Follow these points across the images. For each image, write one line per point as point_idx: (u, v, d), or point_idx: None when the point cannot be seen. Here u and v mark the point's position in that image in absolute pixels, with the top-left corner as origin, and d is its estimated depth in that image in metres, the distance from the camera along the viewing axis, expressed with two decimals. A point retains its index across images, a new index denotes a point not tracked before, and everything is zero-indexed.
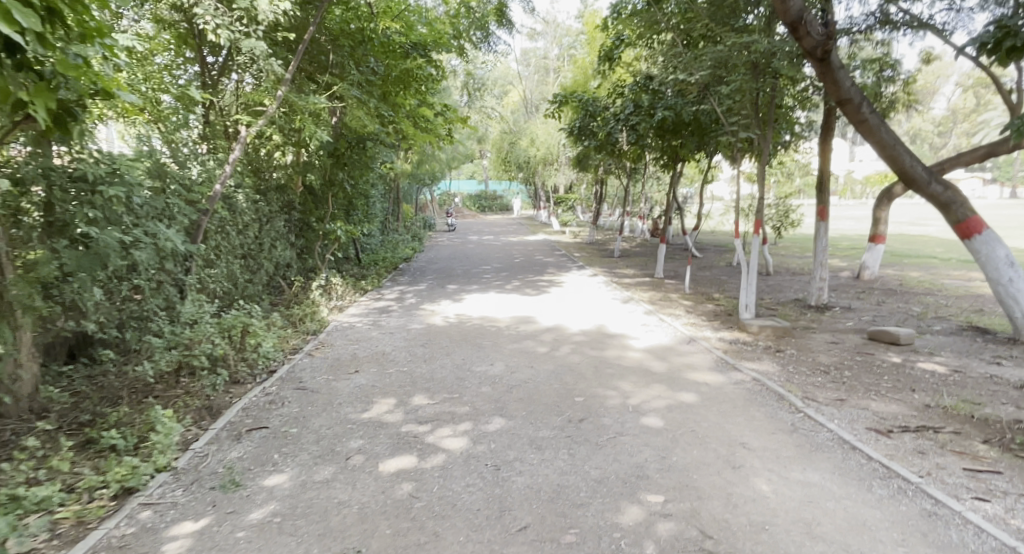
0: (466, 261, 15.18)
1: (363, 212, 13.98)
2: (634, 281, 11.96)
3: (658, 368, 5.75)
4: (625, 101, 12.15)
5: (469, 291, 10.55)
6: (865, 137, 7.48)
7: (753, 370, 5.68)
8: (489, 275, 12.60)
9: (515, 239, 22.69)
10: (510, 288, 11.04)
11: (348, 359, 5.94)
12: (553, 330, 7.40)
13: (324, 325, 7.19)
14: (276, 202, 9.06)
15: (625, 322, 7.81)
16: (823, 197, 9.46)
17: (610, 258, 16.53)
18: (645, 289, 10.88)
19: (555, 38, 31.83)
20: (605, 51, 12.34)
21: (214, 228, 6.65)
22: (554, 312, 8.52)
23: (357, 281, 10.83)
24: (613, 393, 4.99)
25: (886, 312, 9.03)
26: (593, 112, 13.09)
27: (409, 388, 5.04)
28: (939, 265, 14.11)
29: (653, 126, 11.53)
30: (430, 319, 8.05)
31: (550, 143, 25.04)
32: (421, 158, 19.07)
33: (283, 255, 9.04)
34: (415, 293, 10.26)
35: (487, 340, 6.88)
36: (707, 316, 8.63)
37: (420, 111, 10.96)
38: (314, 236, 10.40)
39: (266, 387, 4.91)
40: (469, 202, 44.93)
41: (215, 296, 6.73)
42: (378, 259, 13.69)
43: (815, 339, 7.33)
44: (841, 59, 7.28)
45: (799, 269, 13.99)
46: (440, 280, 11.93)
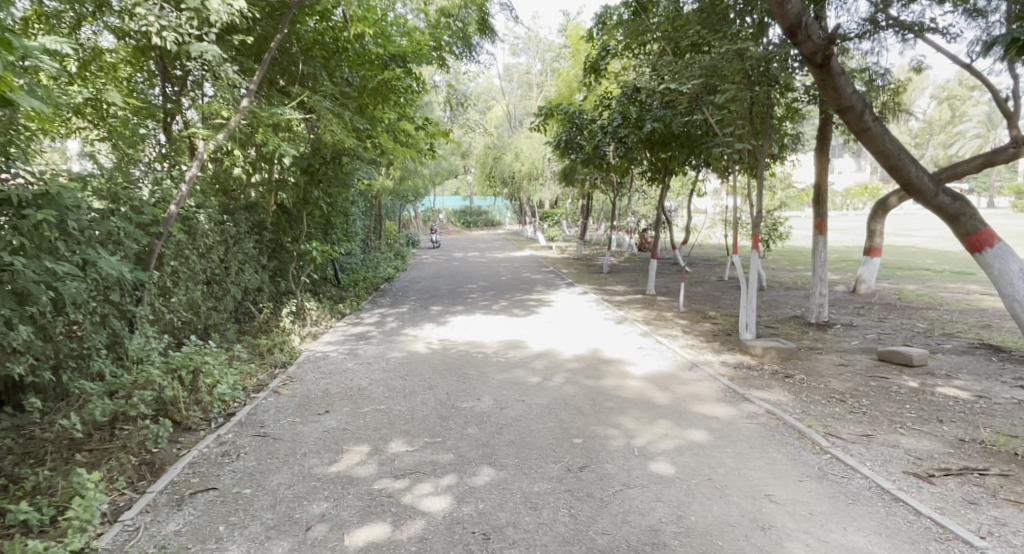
0: (450, 280, 14.63)
1: (341, 230, 13.41)
2: (626, 298, 11.50)
3: (661, 400, 5.23)
4: (612, 113, 11.77)
5: (454, 313, 10.01)
6: (868, 146, 7.11)
7: (764, 400, 5.19)
8: (474, 295, 12.07)
9: (501, 255, 22.19)
10: (497, 309, 10.50)
11: (318, 396, 5.36)
12: (544, 357, 6.86)
13: (294, 356, 6.60)
14: (244, 222, 8.52)
15: (620, 345, 7.31)
16: (819, 210, 9.09)
17: (599, 274, 16.10)
18: (638, 308, 10.40)
19: (538, 52, 31.72)
20: (590, 62, 11.97)
21: (170, 253, 6.06)
22: (544, 336, 8.00)
23: (335, 304, 10.24)
24: (615, 432, 4.46)
25: (891, 329, 8.64)
26: (580, 125, 12.69)
27: (386, 431, 4.47)
28: (934, 278, 13.85)
29: (642, 138, 11.14)
30: (411, 346, 7.48)
31: (534, 158, 24.68)
32: (403, 174, 18.56)
33: (252, 279, 8.47)
34: (396, 316, 9.69)
35: (472, 369, 6.32)
36: (706, 337, 8.15)
37: (399, 126, 10.47)
38: (288, 258, 9.87)
39: (220, 434, 4.33)
40: (453, 218, 44.46)
41: (172, 326, 6.15)
42: (358, 279, 13.11)
43: (823, 360, 6.89)
44: (841, 65, 6.93)
45: (793, 283, 13.65)
46: (423, 300, 11.37)
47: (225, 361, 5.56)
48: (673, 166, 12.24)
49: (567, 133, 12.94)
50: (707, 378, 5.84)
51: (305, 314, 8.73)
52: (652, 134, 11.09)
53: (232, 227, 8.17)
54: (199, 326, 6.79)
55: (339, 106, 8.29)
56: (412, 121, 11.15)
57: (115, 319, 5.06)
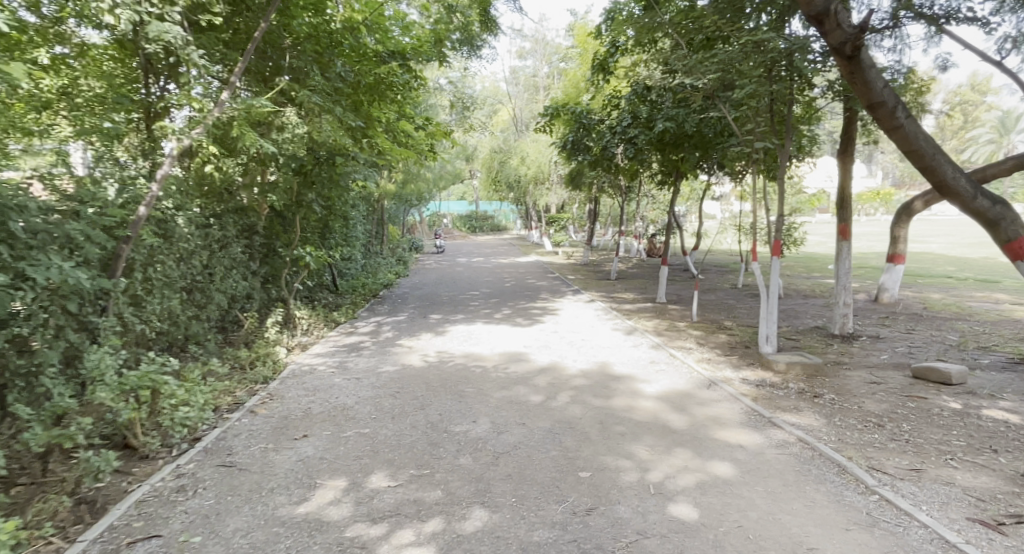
0: (452, 287, 14.13)
1: (340, 234, 12.98)
2: (635, 307, 10.96)
3: (678, 423, 4.69)
4: (622, 112, 11.27)
5: (454, 322, 9.50)
6: (899, 145, 6.54)
7: (793, 425, 4.65)
8: (476, 302, 11.56)
9: (506, 261, 21.67)
10: (500, 317, 9.97)
11: (298, 416, 4.88)
12: (548, 371, 6.34)
13: (279, 370, 6.14)
14: (232, 226, 8.12)
15: (631, 359, 6.78)
16: (844, 214, 8.52)
17: (607, 281, 15.54)
18: (648, 317, 9.86)
19: (545, 55, 31.42)
20: (598, 60, 11.50)
21: (142, 260, 5.59)
22: (549, 348, 7.48)
23: (329, 312, 9.78)
24: (627, 463, 3.94)
25: (921, 342, 8.04)
26: (587, 125, 12.16)
27: (368, 460, 3.96)
28: (958, 286, 13.22)
29: (653, 139, 10.61)
30: (406, 359, 6.97)
31: (540, 162, 24.21)
32: (406, 177, 18.13)
33: (240, 285, 8.06)
34: (393, 325, 9.19)
35: (470, 386, 5.81)
36: (722, 350, 7.60)
37: (398, 126, 9.99)
38: (281, 263, 9.44)
39: (180, 464, 3.86)
40: (459, 223, 44.04)
41: (145, 337, 5.74)
42: (356, 286, 12.66)
43: (852, 377, 6.31)
44: (871, 57, 6.40)
45: (810, 291, 13.04)
46: (422, 308, 10.88)
47: (198, 378, 5.09)
48: (685, 168, 11.71)
49: (574, 134, 12.45)
50: (727, 398, 5.30)
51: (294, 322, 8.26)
52: (663, 134, 10.58)
53: (218, 231, 7.77)
54: (177, 337, 6.35)
55: (330, 102, 7.79)
56: (411, 120, 10.65)
57: (73, 331, 4.59)
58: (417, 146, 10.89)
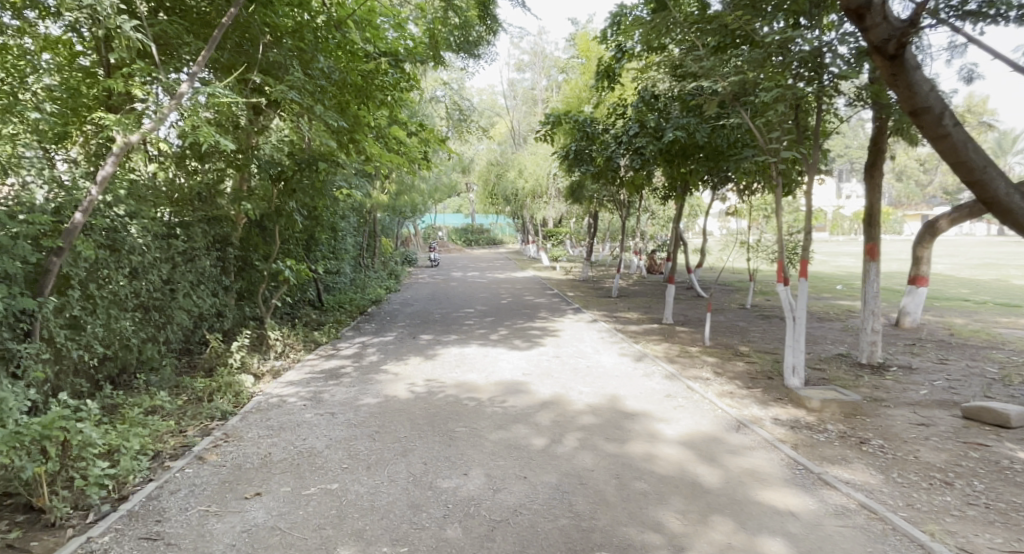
0: (445, 304, 13.35)
1: (326, 246, 12.21)
2: (640, 329, 10.19)
3: (709, 479, 3.92)
4: (630, 122, 10.61)
5: (446, 344, 8.72)
6: (944, 157, 5.81)
7: (848, 483, 3.88)
8: (470, 321, 10.77)
9: (502, 276, 20.91)
10: (496, 339, 9.18)
11: (254, 465, 4.08)
12: (552, 406, 5.57)
13: (240, 404, 5.35)
14: (202, 237, 7.38)
15: (644, 392, 6.02)
16: (872, 232, 7.83)
17: (609, 299, 14.81)
18: (656, 341, 9.10)
19: (544, 68, 31.14)
20: (603, 67, 10.87)
21: (81, 276, 4.84)
22: (550, 376, 6.73)
23: (309, 331, 9.02)
24: (654, 538, 3.17)
25: (959, 374, 7.30)
26: (591, 134, 11.47)
27: (330, 532, 3.18)
28: (979, 310, 12.53)
29: (662, 149, 9.92)
30: (391, 388, 6.18)
31: (538, 175, 23.61)
32: (399, 188, 17.43)
33: (208, 302, 7.29)
34: (379, 347, 8.39)
35: (461, 424, 5.03)
36: (743, 381, 6.84)
37: (387, 131, 9.30)
38: (258, 277, 8.71)
39: (92, 537, 3.07)
40: (455, 236, 43.34)
41: (84, 364, 4.98)
42: (343, 302, 11.92)
43: (896, 418, 5.56)
44: (918, 59, 5.75)
45: (823, 313, 12.33)
46: (412, 328, 10.08)
47: (138, 419, 4.31)
48: (694, 181, 11.04)
49: (577, 143, 11.75)
50: (762, 444, 4.55)
51: (265, 343, 7.57)
52: (673, 144, 9.90)
53: (183, 242, 7.04)
54: (128, 361, 5.60)
55: (309, 100, 7.09)
56: (402, 125, 9.95)
57: None
58: (409, 153, 10.17)
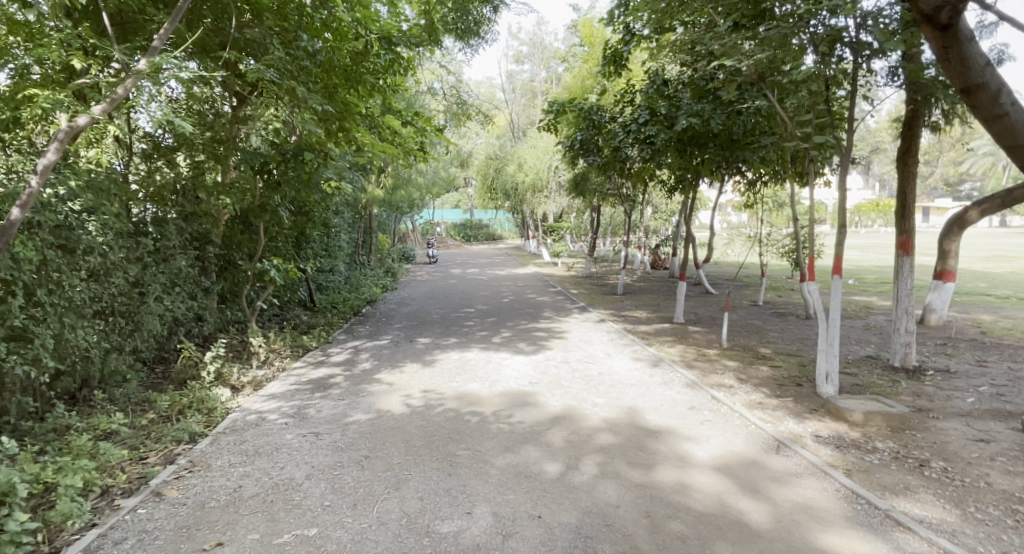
0: (443, 303, 12.73)
1: (316, 243, 11.58)
2: (651, 330, 9.58)
3: (758, 518, 3.33)
4: (639, 108, 9.99)
5: (445, 348, 8.11)
6: (999, 139, 5.23)
7: (922, 522, 3.30)
8: (470, 322, 10.16)
9: (502, 273, 20.27)
10: (498, 342, 8.57)
11: (220, 503, 3.47)
12: (565, 423, 4.96)
13: (212, 423, 4.74)
14: (176, 235, 6.73)
15: (665, 404, 5.41)
16: (904, 225, 7.24)
17: (614, 297, 14.21)
18: (670, 344, 8.49)
19: (543, 60, 30.53)
20: (610, 51, 10.24)
21: (26, 280, 4.21)
22: (559, 386, 6.13)
23: (297, 335, 8.43)
24: None
25: (1003, 378, 6.72)
26: (597, 122, 10.82)
27: None
28: (1003, 305, 11.97)
29: (674, 137, 9.31)
30: (384, 401, 5.57)
31: (538, 168, 22.97)
32: (395, 183, 16.78)
33: (184, 305, 6.68)
34: (373, 352, 7.79)
35: (463, 446, 4.42)
36: (771, 389, 6.25)
37: (381, 120, 8.70)
38: (242, 277, 8.15)
39: None
40: (453, 232, 42.61)
41: (31, 380, 4.36)
42: (336, 302, 11.33)
43: (949, 432, 4.98)
44: (970, 27, 5.07)
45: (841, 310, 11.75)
46: (409, 330, 9.48)
47: (87, 447, 3.70)
48: (707, 172, 10.42)
49: (582, 133, 11.09)
50: (811, 470, 3.95)
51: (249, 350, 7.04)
52: (685, 132, 9.28)
53: (155, 240, 6.46)
54: (89, 374, 5.02)
55: (292, 80, 6.59)
56: (396, 114, 9.33)
57: None
58: (404, 144, 9.54)
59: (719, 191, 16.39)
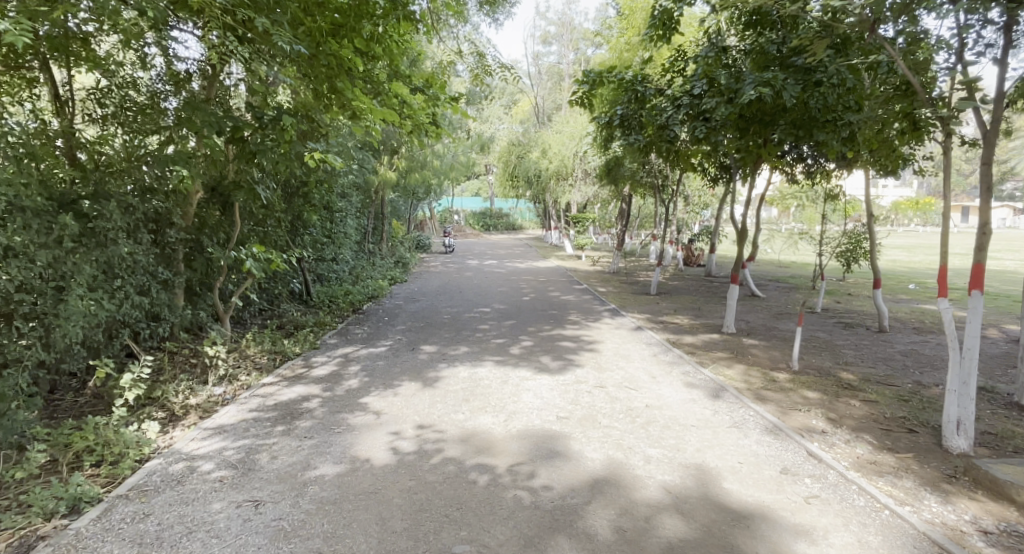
0: (456, 300, 11.35)
1: (314, 228, 10.24)
2: (700, 343, 8.05)
3: None
4: (691, 78, 8.46)
5: (453, 361, 6.69)
6: None
7: None
8: (485, 326, 8.73)
9: (523, 266, 18.83)
10: (518, 354, 7.12)
11: None
12: (610, 493, 3.50)
13: (114, 480, 3.43)
14: (118, 214, 5.37)
15: (746, 465, 3.93)
16: None
17: (648, 297, 12.68)
18: (727, 363, 6.96)
19: (572, 41, 28.84)
20: (660, 10, 8.65)
21: None
22: (597, 425, 4.69)
23: (278, 338, 7.11)
24: None
25: None
26: (642, 94, 9.04)
27: None
28: None
29: (735, 111, 7.73)
30: (365, 444, 4.18)
31: (564, 155, 21.46)
32: (410, 166, 15.39)
33: (123, 304, 5.35)
34: (365, 364, 6.40)
35: (464, 535, 3.01)
36: (877, 436, 4.72)
37: (386, 87, 7.26)
38: (215, 267, 6.88)
39: None
40: (472, 220, 41.28)
41: None
42: (334, 296, 9.98)
43: None
44: None
45: (919, 322, 10.05)
46: (413, 333, 8.09)
47: None
48: (768, 157, 8.81)
49: (623, 105, 9.23)
50: None
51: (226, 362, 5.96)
52: (749, 106, 7.73)
53: (88, 220, 5.12)
54: None
55: (250, 12, 5.22)
56: (403, 79, 7.88)
57: None
58: (413, 117, 8.06)
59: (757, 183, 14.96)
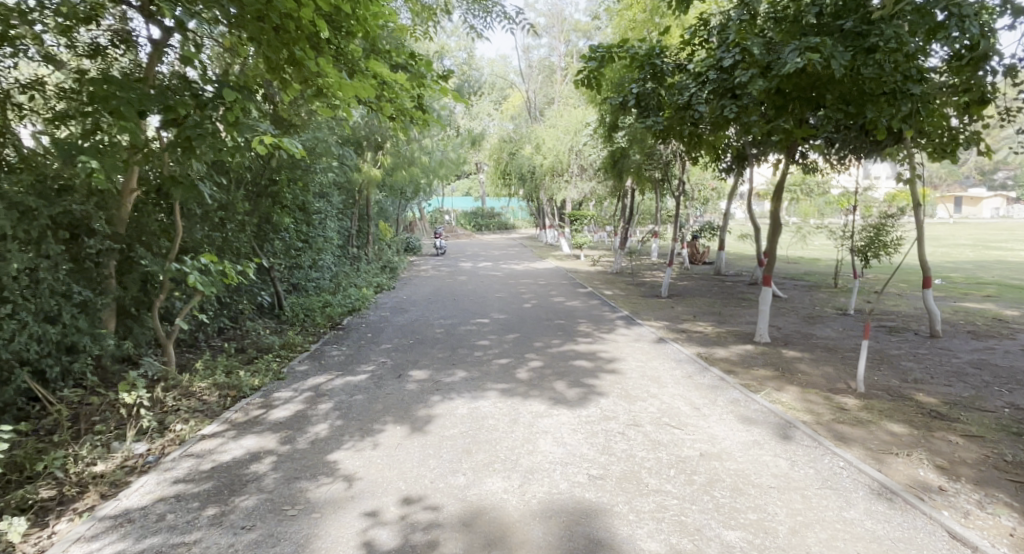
0: (449, 309, 10.12)
1: (287, 232, 9.02)
2: (736, 358, 6.86)
3: None
4: (718, 50, 7.32)
5: (447, 392, 5.47)
6: None
7: None
8: (483, 342, 7.51)
9: (519, 268, 17.63)
10: (526, 379, 5.90)
11: None
12: None
13: None
14: (8, 220, 4.11)
15: None
16: None
17: (661, 301, 11.52)
18: (777, 385, 5.78)
19: (563, 32, 27.53)
20: None
21: None
22: (642, 489, 3.49)
23: (236, 366, 5.86)
24: None
25: None
26: (661, 72, 7.95)
27: None
28: None
29: (773, 86, 6.58)
30: (330, 537, 2.98)
31: (559, 149, 20.32)
32: (396, 163, 14.10)
33: (15, 336, 4.12)
34: (339, 400, 5.17)
35: None
36: (1016, 494, 3.57)
37: (363, 65, 6.09)
38: (155, 283, 5.63)
39: None
40: (464, 220, 40.10)
41: None
42: (309, 309, 8.72)
43: None
44: None
45: (971, 325, 8.93)
46: (399, 354, 6.86)
47: None
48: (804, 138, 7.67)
49: (638, 87, 8.16)
50: None
51: (159, 404, 4.72)
52: (789, 79, 6.59)
53: None
54: None
55: None
56: (381, 56, 6.61)
57: None
58: (395, 102, 6.85)
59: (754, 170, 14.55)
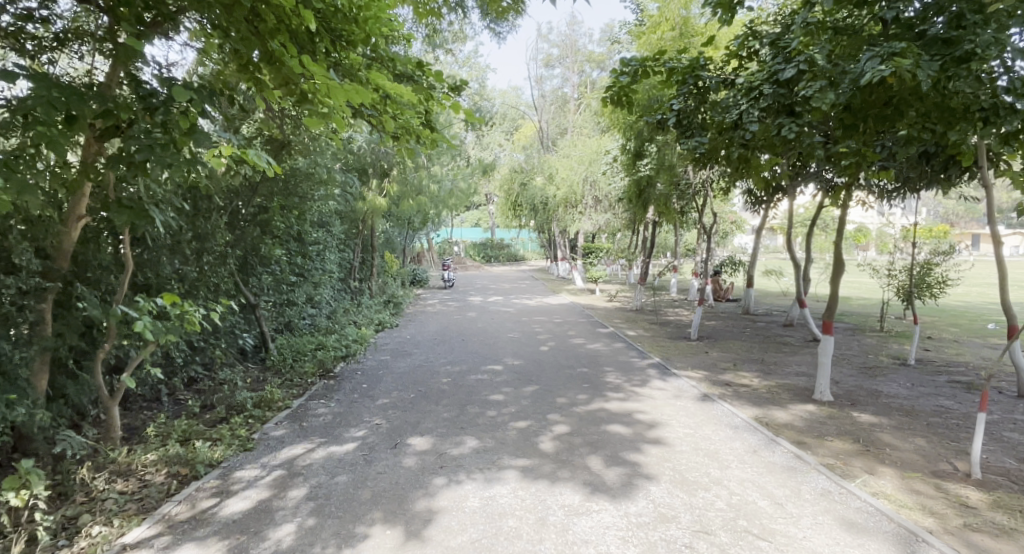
0: (457, 353, 9.01)
1: (278, 265, 7.99)
2: (802, 424, 5.66)
3: None
4: (774, 60, 6.31)
5: (453, 471, 4.33)
6: None
7: None
8: (497, 397, 6.37)
9: (531, 304, 16.54)
10: (552, 453, 4.73)
11: None
12: None
13: None
14: None
15: None
16: None
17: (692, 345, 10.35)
18: (868, 466, 4.59)
19: (576, 63, 27.20)
20: None
21: None
22: None
23: (196, 430, 4.78)
24: None
25: None
26: (704, 88, 6.99)
27: None
28: None
29: (845, 100, 5.54)
30: None
31: (572, 180, 19.49)
32: (402, 191, 13.17)
33: None
34: (316, 483, 4.05)
35: None
36: None
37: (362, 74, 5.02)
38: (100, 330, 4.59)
39: None
40: (472, 251, 39.27)
41: None
42: (297, 354, 7.61)
43: None
44: None
45: None
46: (396, 414, 5.72)
47: None
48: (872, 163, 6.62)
49: (678, 104, 7.21)
50: None
51: (82, 492, 3.68)
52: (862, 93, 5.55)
53: None
54: None
55: None
56: (384, 65, 5.67)
57: None
58: (399, 119, 5.81)
59: (786, 204, 13.57)
